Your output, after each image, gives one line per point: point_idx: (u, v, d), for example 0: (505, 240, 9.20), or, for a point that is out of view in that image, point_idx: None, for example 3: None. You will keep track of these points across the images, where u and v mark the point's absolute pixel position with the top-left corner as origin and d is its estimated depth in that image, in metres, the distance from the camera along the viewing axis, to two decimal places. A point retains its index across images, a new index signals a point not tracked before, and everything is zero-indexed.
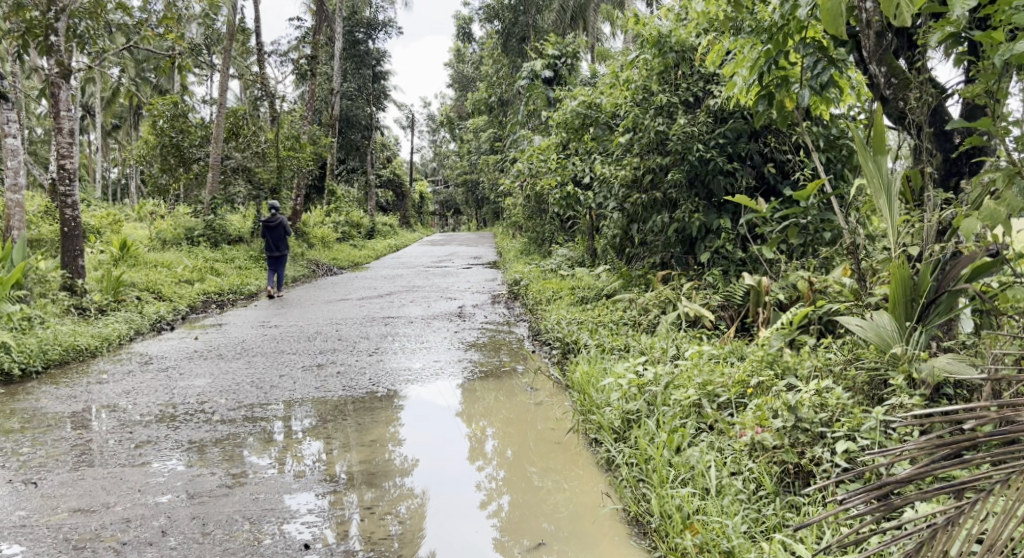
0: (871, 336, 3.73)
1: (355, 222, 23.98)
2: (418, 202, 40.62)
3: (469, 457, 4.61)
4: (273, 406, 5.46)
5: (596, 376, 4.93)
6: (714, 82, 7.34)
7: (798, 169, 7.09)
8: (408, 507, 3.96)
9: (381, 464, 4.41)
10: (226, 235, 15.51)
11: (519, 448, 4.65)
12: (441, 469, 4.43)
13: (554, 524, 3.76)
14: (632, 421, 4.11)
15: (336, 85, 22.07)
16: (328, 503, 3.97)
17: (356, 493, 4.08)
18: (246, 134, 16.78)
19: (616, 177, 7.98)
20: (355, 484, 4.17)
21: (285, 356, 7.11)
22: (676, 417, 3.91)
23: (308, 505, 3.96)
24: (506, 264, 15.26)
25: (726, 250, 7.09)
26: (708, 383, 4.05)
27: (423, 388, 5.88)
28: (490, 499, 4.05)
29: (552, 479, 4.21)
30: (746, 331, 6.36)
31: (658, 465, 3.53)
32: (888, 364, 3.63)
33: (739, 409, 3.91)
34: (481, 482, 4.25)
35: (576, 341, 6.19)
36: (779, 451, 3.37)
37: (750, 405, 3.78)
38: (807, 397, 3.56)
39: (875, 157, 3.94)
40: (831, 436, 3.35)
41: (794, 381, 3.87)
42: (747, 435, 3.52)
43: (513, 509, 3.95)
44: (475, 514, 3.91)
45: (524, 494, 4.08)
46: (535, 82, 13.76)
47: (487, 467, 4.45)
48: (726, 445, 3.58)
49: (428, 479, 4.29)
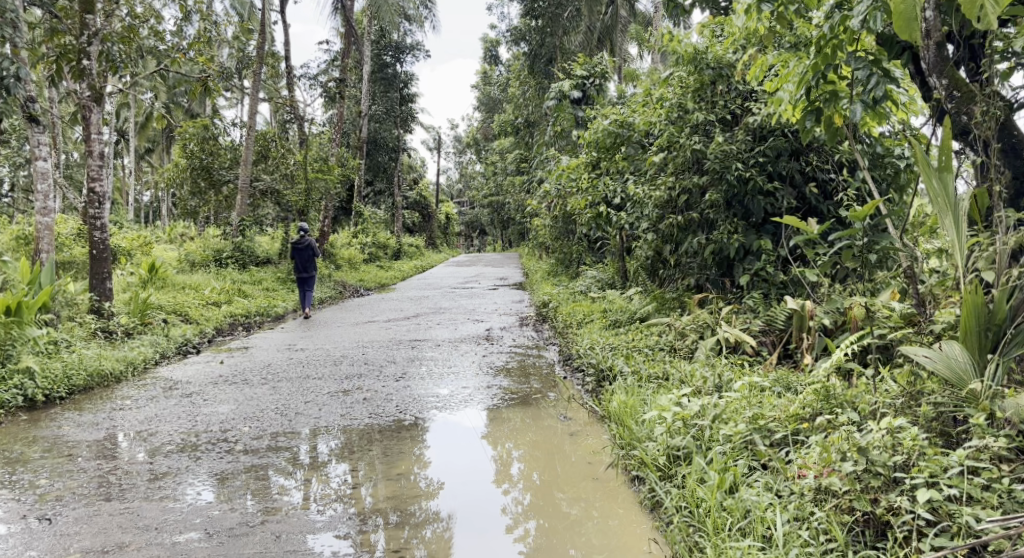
0: (942, 368, 3.43)
1: (381, 244, 23.99)
2: (444, 223, 40.71)
3: (495, 481, 4.49)
4: (297, 434, 5.26)
5: (637, 407, 4.66)
6: (753, 99, 7.11)
7: (842, 189, 6.83)
8: (433, 531, 3.89)
9: (407, 489, 4.30)
10: (254, 256, 15.51)
11: (547, 474, 4.50)
12: (470, 493, 4.32)
13: (580, 550, 3.69)
14: (679, 458, 3.81)
15: (364, 108, 22.11)
16: (357, 537, 3.82)
17: (383, 518, 4.00)
18: (275, 156, 16.87)
19: (649, 198, 7.77)
20: (382, 509, 4.09)
21: (311, 382, 6.93)
22: (728, 455, 3.63)
23: (337, 535, 3.83)
24: (534, 285, 15.09)
25: (766, 274, 6.82)
26: (761, 417, 3.79)
27: (451, 415, 5.66)
28: (516, 524, 3.96)
29: (582, 506, 4.06)
30: (789, 358, 6.11)
31: (712, 509, 3.26)
32: (961, 401, 3.34)
33: (796, 447, 3.63)
34: (507, 506, 4.16)
35: (610, 367, 5.93)
36: (848, 498, 3.10)
37: (810, 443, 3.50)
38: (880, 437, 3.26)
39: (940, 174, 3.73)
40: (910, 482, 3.05)
41: (856, 416, 3.59)
42: (811, 477, 3.25)
43: (540, 534, 3.85)
44: (501, 538, 3.83)
45: (553, 520, 3.96)
46: (564, 102, 13.61)
47: (513, 491, 4.34)
48: (783, 488, 3.32)
49: (456, 504, 4.19)
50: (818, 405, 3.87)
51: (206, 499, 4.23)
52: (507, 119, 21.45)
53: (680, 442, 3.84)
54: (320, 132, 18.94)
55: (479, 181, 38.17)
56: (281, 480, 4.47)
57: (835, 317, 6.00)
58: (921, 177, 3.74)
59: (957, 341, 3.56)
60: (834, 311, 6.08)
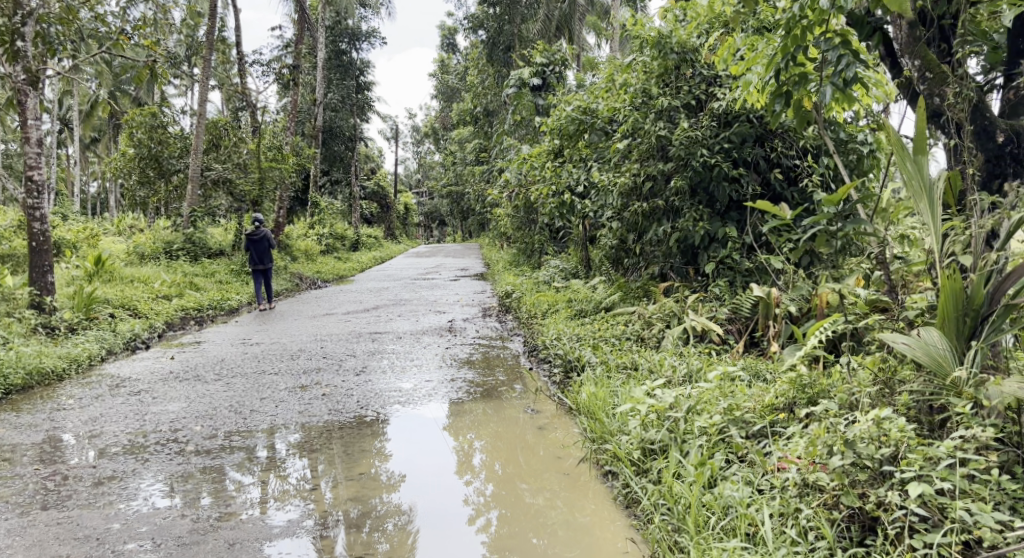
0: (921, 355, 3.35)
1: (339, 235, 23.59)
2: (403, 214, 40.29)
3: (458, 472, 4.39)
4: (252, 433, 5.02)
5: (610, 402, 4.51)
6: (718, 85, 7.02)
7: (806, 175, 6.80)
8: (395, 523, 3.80)
9: (367, 483, 4.18)
10: (207, 248, 15.07)
11: (510, 464, 4.42)
12: (432, 488, 4.20)
13: (543, 539, 3.62)
14: (653, 452, 3.71)
15: (319, 96, 21.63)
16: (317, 535, 3.69)
17: (342, 511, 3.90)
18: (227, 145, 16.46)
19: (614, 185, 7.66)
20: (340, 501, 3.99)
21: (266, 378, 6.66)
22: (701, 447, 3.54)
23: (295, 532, 3.72)
24: (496, 276, 14.94)
25: (731, 261, 6.76)
26: (737, 410, 3.70)
27: (413, 410, 5.46)
28: (478, 514, 3.88)
29: (545, 496, 3.99)
30: (756, 346, 6.09)
31: (693, 504, 3.17)
32: (942, 389, 3.30)
33: (774, 439, 3.56)
34: (469, 496, 4.07)
35: (578, 358, 5.79)
36: (837, 495, 3.03)
37: (792, 436, 3.42)
38: (866, 429, 3.18)
39: (915, 157, 3.63)
40: (901, 476, 2.99)
41: (832, 405, 3.51)
42: (797, 472, 3.17)
43: (502, 524, 3.78)
44: (462, 529, 3.76)
45: (515, 511, 3.89)
46: (524, 90, 13.41)
47: (475, 482, 4.25)
48: (763, 482, 3.25)
49: (419, 496, 4.10)
50: (791, 396, 3.79)
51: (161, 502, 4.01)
52: (466, 108, 21.16)
53: (655, 435, 3.73)
54: (274, 121, 18.46)
55: (438, 171, 37.80)
56: (240, 479, 4.27)
57: (800, 305, 5.98)
58: (895, 160, 3.65)
59: (933, 327, 3.48)
60: (800, 299, 6.06)
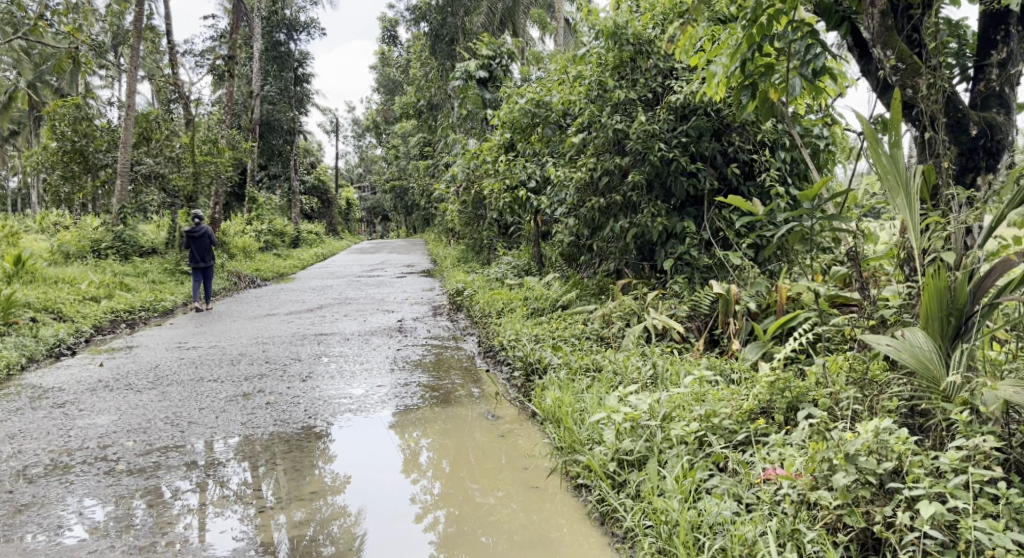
0: (907, 357, 3.21)
1: (278, 231, 22.91)
2: (344, 209, 39.52)
3: (403, 470, 4.37)
4: (190, 448, 4.66)
5: (579, 411, 4.30)
6: (674, 77, 6.86)
7: (764, 170, 6.70)
8: (340, 526, 3.80)
9: (310, 484, 4.17)
10: (138, 246, 14.37)
11: (457, 461, 4.45)
12: (377, 486, 4.21)
13: (490, 536, 3.64)
14: (634, 465, 3.65)
15: (256, 88, 20.89)
16: (259, 539, 3.70)
17: (283, 514, 3.90)
18: (159, 139, 15.81)
19: (569, 180, 7.47)
20: (283, 504, 3.98)
21: (205, 385, 6.25)
22: (683, 456, 3.52)
23: (235, 536, 3.72)
24: (443, 273, 14.61)
25: (689, 257, 6.65)
26: (717, 422, 3.62)
27: (366, 419, 5.15)
28: (425, 512, 3.93)
29: (495, 494, 4.00)
30: (716, 345, 5.98)
31: (683, 524, 3.11)
32: (929, 392, 3.22)
33: (758, 448, 3.50)
34: (415, 495, 4.11)
35: (539, 360, 5.57)
36: (842, 514, 2.95)
37: (782, 447, 3.35)
38: (869, 442, 3.07)
39: (890, 150, 3.46)
40: (910, 494, 2.91)
41: (816, 411, 3.43)
42: (799, 490, 3.07)
43: (450, 522, 3.81)
44: (409, 528, 3.79)
45: (464, 509, 3.92)
46: (470, 83, 13.09)
47: (422, 480, 4.28)
48: (748, 495, 3.21)
49: (367, 497, 4.10)
50: (774, 400, 3.70)
51: (109, 531, 3.75)
52: (410, 101, 20.72)
53: (630, 446, 3.67)
54: (210, 114, 17.75)
55: (380, 166, 37.19)
56: (194, 496, 4.06)
57: (760, 301, 5.91)
58: (868, 153, 3.47)
59: (915, 328, 3.35)
60: (760, 295, 5.99)
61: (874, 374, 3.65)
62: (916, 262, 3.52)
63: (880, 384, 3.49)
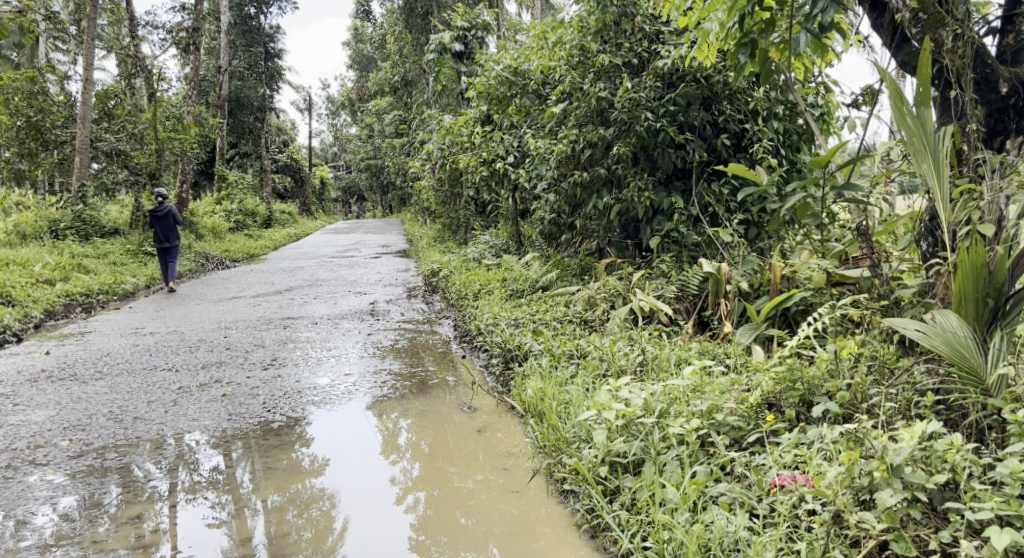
0: (941, 345, 2.96)
1: (249, 211, 22.28)
2: (319, 188, 38.81)
3: (383, 452, 4.19)
4: (133, 452, 4.22)
5: (567, 405, 3.89)
6: (661, 42, 6.44)
7: (755, 141, 6.33)
8: (320, 509, 3.65)
9: (288, 471, 3.97)
10: (99, 227, 13.76)
11: (437, 443, 4.26)
12: (356, 468, 4.03)
13: (470, 518, 3.51)
14: (630, 469, 3.28)
15: (224, 63, 20.06)
16: (234, 526, 3.56)
17: (261, 499, 3.74)
18: (121, 114, 15.11)
19: (550, 153, 7.06)
20: (261, 488, 3.83)
21: (156, 375, 5.77)
22: (687, 463, 3.15)
23: (210, 523, 3.59)
24: (419, 253, 14.18)
25: (677, 234, 6.27)
26: (724, 419, 3.26)
27: (331, 413, 4.73)
28: (406, 493, 3.76)
29: (476, 478, 3.83)
30: (705, 327, 5.67)
31: (691, 545, 2.76)
32: (972, 382, 2.95)
33: (770, 451, 3.15)
34: (395, 476, 3.94)
35: (519, 346, 5.17)
36: (889, 539, 2.67)
37: (802, 452, 3.03)
38: (916, 454, 2.79)
39: (916, 109, 3.14)
40: (968, 516, 2.62)
41: (833, 406, 3.12)
42: (830, 507, 2.76)
43: (430, 503, 3.67)
44: (388, 509, 3.64)
45: (445, 491, 3.75)
46: (445, 56, 12.52)
47: (402, 460, 4.10)
48: (762, 507, 2.88)
49: (344, 479, 3.94)
50: (781, 392, 3.37)
51: (77, 527, 3.56)
52: (384, 77, 20.08)
53: (624, 448, 3.29)
54: (175, 89, 17.00)
55: (354, 145, 36.41)
56: (151, 502, 3.74)
57: (751, 281, 5.58)
58: (892, 113, 3.16)
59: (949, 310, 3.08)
60: (750, 275, 5.66)
61: (893, 363, 3.32)
62: (945, 237, 3.18)
63: (907, 381, 3.17)
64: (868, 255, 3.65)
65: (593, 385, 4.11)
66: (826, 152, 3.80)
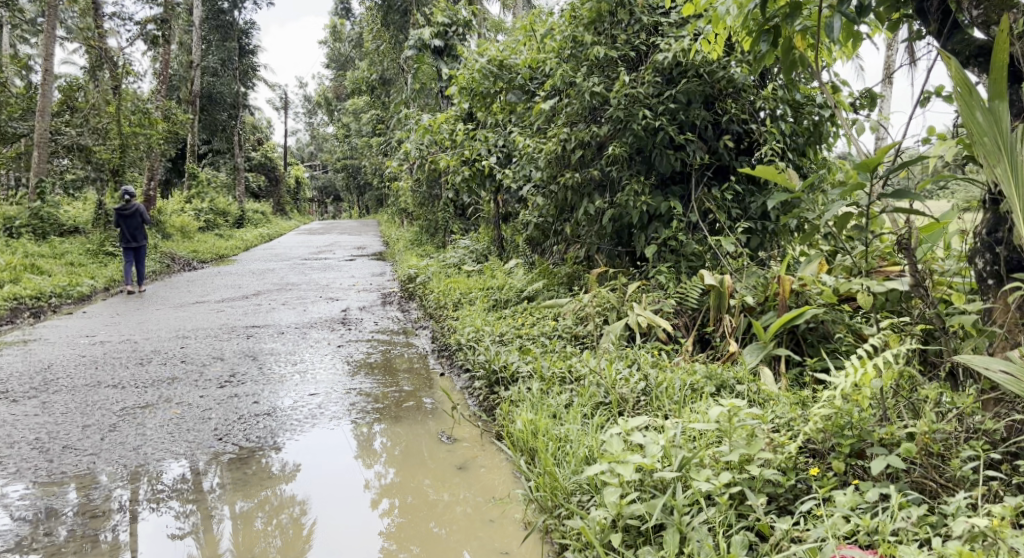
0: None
1: (220, 210, 21.52)
2: (293, 187, 38.03)
3: (356, 456, 4.07)
4: (63, 497, 3.66)
5: (565, 448, 3.39)
6: (660, 34, 5.95)
7: (762, 142, 5.86)
8: (290, 515, 3.58)
9: (256, 474, 3.87)
10: (59, 225, 13.06)
11: (412, 449, 4.13)
12: (331, 473, 3.91)
13: (442, 528, 3.43)
14: (655, 536, 2.80)
15: (196, 58, 19.36)
16: (202, 535, 3.45)
17: (228, 504, 3.64)
18: (83, 108, 14.38)
19: (538, 153, 6.56)
20: (228, 494, 3.71)
21: (97, 393, 5.16)
22: (727, 536, 2.69)
23: (171, 534, 3.45)
24: (396, 256, 13.63)
25: (676, 243, 5.77)
26: (761, 473, 2.83)
27: (293, 444, 4.19)
28: (382, 499, 3.69)
29: (450, 491, 3.69)
30: (707, 345, 5.21)
31: None
32: None
33: (824, 519, 2.70)
34: (368, 480, 3.83)
35: (505, 366, 4.64)
36: None
37: (876, 526, 2.59)
38: None
39: (988, 105, 2.82)
40: None
41: (896, 461, 2.72)
42: None
43: (404, 513, 3.57)
44: (364, 513, 3.58)
45: (422, 501, 3.65)
46: (424, 51, 11.94)
47: (376, 464, 3.99)
48: None
49: (318, 484, 3.83)
50: (828, 440, 2.96)
51: None
52: (362, 76, 19.45)
53: (643, 510, 2.80)
54: (141, 82, 16.27)
55: (330, 145, 35.67)
56: None
57: (756, 295, 5.13)
58: (960, 108, 2.84)
59: None
60: (754, 287, 5.22)
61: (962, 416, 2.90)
62: None
63: (999, 445, 2.77)
64: (915, 274, 3.18)
65: (593, 420, 3.61)
66: (875, 152, 3.23)
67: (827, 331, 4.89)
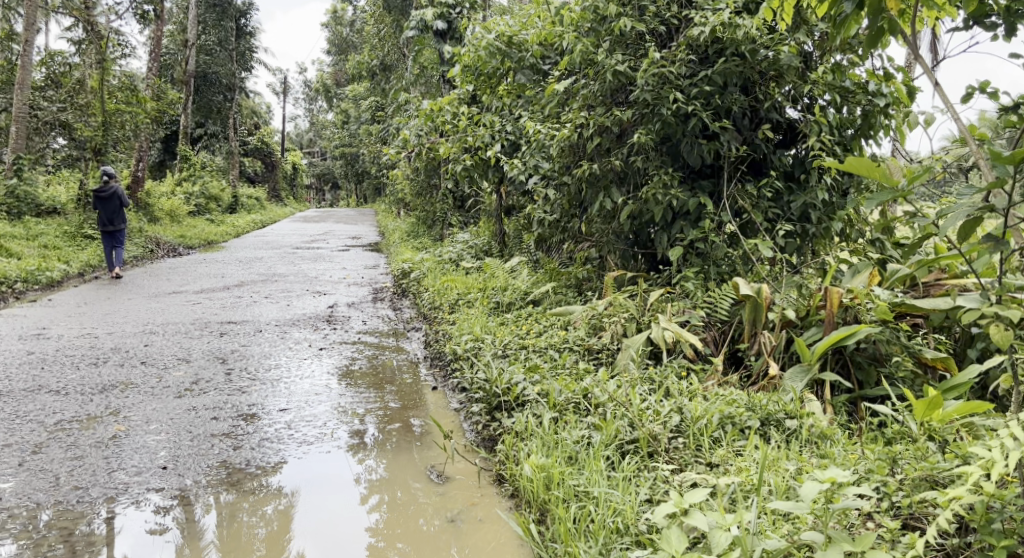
0: None
1: (213, 195, 20.76)
2: (291, 174, 37.20)
3: (349, 447, 3.78)
4: None
5: (594, 517, 2.79)
6: (694, 8, 5.23)
7: (806, 134, 5.15)
8: (275, 506, 3.30)
9: (243, 466, 3.57)
10: (36, 205, 12.30)
11: (405, 448, 3.79)
12: (322, 469, 3.60)
13: (432, 525, 3.19)
14: None
15: (192, 36, 18.52)
16: (185, 526, 3.15)
17: (212, 495, 3.34)
18: (66, 82, 13.60)
19: (551, 139, 5.86)
20: (215, 483, 3.43)
21: (32, 401, 4.43)
22: None
23: (151, 529, 3.12)
24: (391, 248, 12.93)
25: (704, 245, 5.06)
26: None
27: (260, 469, 3.56)
28: (370, 493, 3.41)
29: (442, 493, 3.40)
30: (739, 364, 4.48)
31: None
32: None
33: None
34: (358, 474, 3.56)
35: (509, 388, 3.94)
36: None
37: None
38: None
39: None
40: None
41: None
42: None
43: (392, 509, 3.32)
44: (350, 509, 3.31)
45: (409, 501, 3.36)
46: (426, 32, 11.18)
47: (367, 458, 3.70)
48: None
49: (305, 473, 3.56)
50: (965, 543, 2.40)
51: None
52: (361, 60, 18.64)
53: None
54: (131, 57, 15.47)
55: (329, 133, 34.79)
56: None
57: (797, 308, 4.42)
58: None
59: None
60: (794, 300, 4.51)
61: None
62: None
63: None
64: None
65: (621, 474, 3.00)
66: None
67: (879, 351, 4.08)
